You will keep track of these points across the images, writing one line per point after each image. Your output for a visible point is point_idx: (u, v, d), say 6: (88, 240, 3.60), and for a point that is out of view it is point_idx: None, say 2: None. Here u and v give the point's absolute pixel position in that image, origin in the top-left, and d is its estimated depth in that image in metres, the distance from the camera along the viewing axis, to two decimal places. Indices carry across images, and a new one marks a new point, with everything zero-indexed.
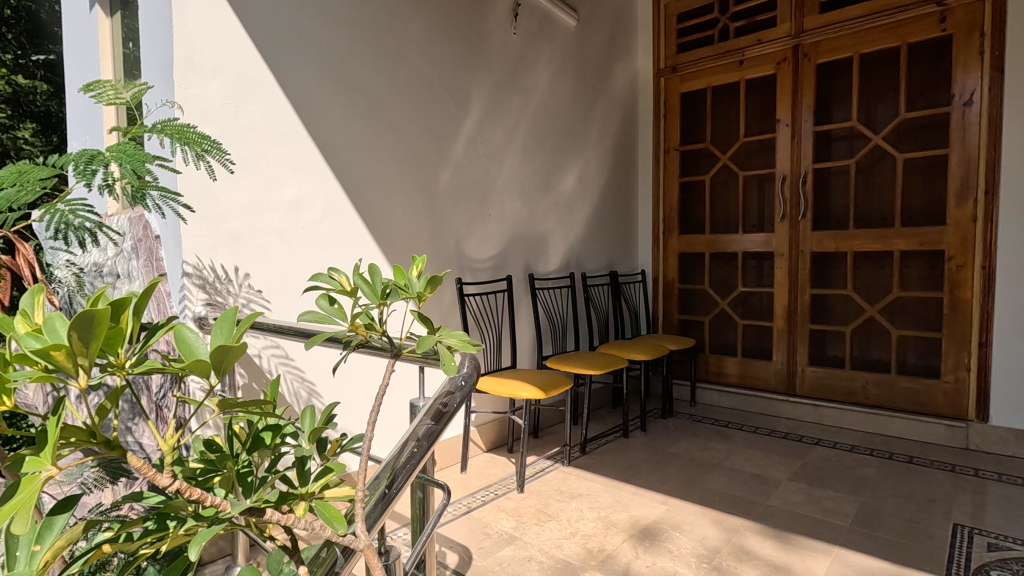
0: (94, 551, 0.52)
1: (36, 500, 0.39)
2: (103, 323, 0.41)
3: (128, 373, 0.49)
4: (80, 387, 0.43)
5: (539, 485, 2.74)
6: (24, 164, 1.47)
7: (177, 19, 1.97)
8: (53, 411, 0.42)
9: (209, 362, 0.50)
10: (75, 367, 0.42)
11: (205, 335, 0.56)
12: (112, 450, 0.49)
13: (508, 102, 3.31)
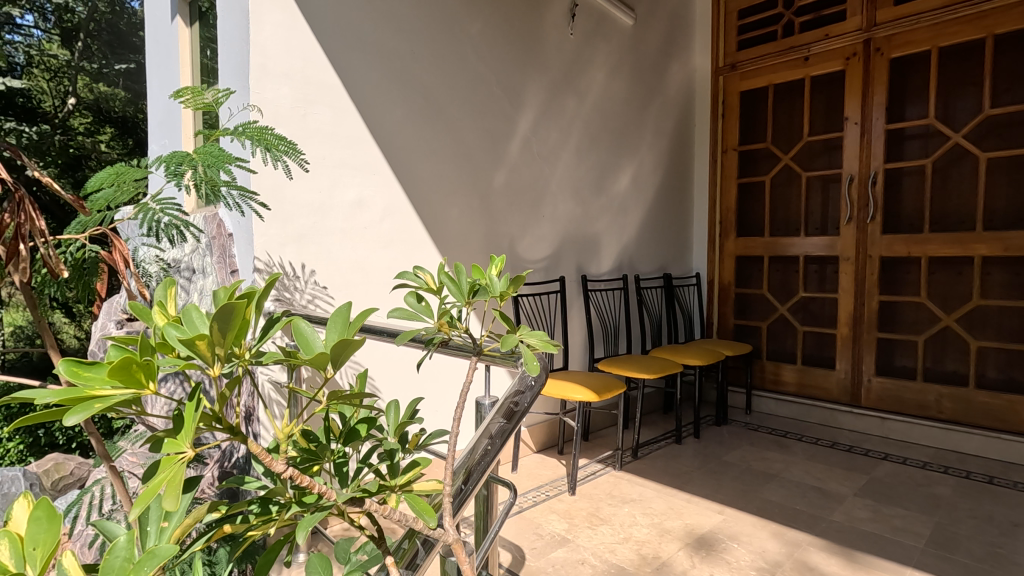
0: (215, 531, 0.58)
1: (182, 479, 0.42)
2: (239, 315, 0.44)
3: (249, 363, 0.52)
4: (214, 375, 0.46)
5: (590, 488, 2.73)
6: (121, 165, 1.56)
7: (253, 27, 2.08)
8: (190, 397, 0.45)
9: (328, 356, 0.52)
10: (213, 356, 0.45)
11: (320, 330, 0.59)
12: (235, 435, 0.52)
13: (563, 102, 3.30)
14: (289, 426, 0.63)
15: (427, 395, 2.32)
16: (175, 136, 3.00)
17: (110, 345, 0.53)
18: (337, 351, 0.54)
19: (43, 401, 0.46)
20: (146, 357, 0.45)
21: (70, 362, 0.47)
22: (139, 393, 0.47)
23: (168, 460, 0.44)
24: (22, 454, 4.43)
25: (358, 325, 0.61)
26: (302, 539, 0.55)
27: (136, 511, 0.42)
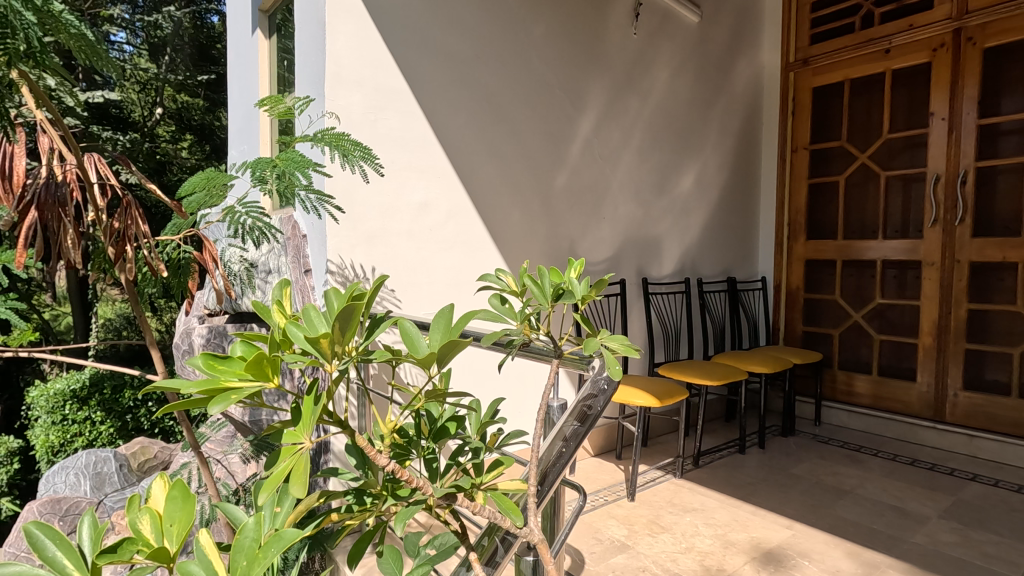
0: (324, 518, 0.62)
1: (308, 473, 0.45)
2: (358, 314, 0.49)
3: (358, 360, 0.56)
4: (331, 371, 0.50)
5: (650, 495, 2.68)
6: (212, 170, 1.66)
7: (330, 37, 2.18)
8: (308, 390, 0.49)
9: (434, 356, 0.55)
10: (333, 352, 0.50)
11: (424, 332, 0.61)
12: (343, 428, 0.58)
13: (625, 103, 3.26)
14: (391, 423, 0.67)
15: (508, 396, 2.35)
16: (254, 142, 3.19)
17: (237, 341, 0.58)
18: (446, 351, 0.57)
19: (186, 389, 0.51)
20: (272, 351, 0.49)
21: (208, 356, 0.51)
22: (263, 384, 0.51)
23: (290, 449, 0.48)
24: (112, 436, 4.83)
25: (464, 323, 0.62)
26: (400, 529, 0.58)
27: (265, 494, 0.46)
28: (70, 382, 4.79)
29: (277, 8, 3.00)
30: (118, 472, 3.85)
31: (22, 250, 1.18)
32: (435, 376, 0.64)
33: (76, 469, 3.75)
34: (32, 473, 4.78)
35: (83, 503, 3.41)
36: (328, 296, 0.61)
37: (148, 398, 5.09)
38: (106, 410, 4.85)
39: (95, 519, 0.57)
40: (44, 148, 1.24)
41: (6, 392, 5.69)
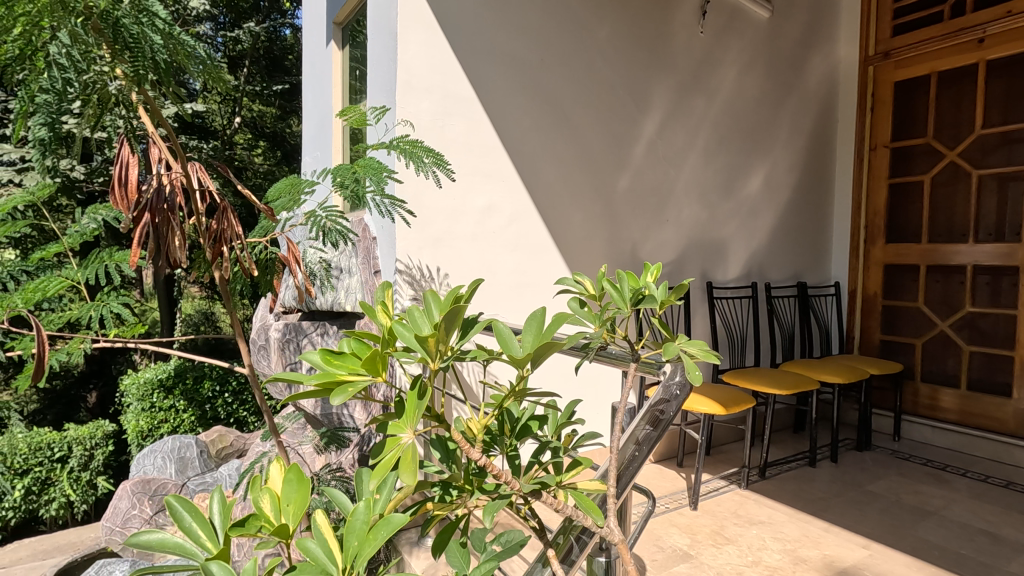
0: (421, 505, 0.66)
1: (416, 462, 0.49)
2: (461, 314, 0.53)
3: (456, 359, 0.59)
4: (434, 369, 0.55)
5: (713, 504, 2.61)
6: (295, 176, 1.79)
7: (401, 47, 2.28)
8: (414, 385, 0.53)
9: (528, 357, 0.58)
10: (439, 351, 0.55)
11: (517, 333, 0.63)
12: (440, 421, 0.62)
13: (691, 104, 3.19)
14: (481, 421, 0.70)
15: (587, 398, 2.40)
16: (326, 149, 3.37)
17: (349, 338, 0.62)
18: (541, 351, 0.59)
19: (304, 379, 0.56)
20: (383, 348, 0.53)
21: (325, 352, 0.56)
22: (371, 377, 0.55)
23: (394, 440, 0.52)
24: (193, 424, 5.19)
25: (555, 325, 0.64)
26: (489, 520, 0.62)
27: (377, 481, 0.50)
28: (157, 372, 5.18)
29: (350, 20, 3.14)
30: (199, 457, 4.15)
31: (137, 251, 1.30)
32: (528, 375, 0.66)
33: (162, 453, 4.06)
34: (124, 455, 5.21)
35: (169, 484, 3.69)
36: (426, 296, 0.65)
37: (225, 389, 5.44)
38: (188, 400, 5.21)
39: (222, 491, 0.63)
40: (155, 158, 1.35)
41: (103, 379, 6.22)
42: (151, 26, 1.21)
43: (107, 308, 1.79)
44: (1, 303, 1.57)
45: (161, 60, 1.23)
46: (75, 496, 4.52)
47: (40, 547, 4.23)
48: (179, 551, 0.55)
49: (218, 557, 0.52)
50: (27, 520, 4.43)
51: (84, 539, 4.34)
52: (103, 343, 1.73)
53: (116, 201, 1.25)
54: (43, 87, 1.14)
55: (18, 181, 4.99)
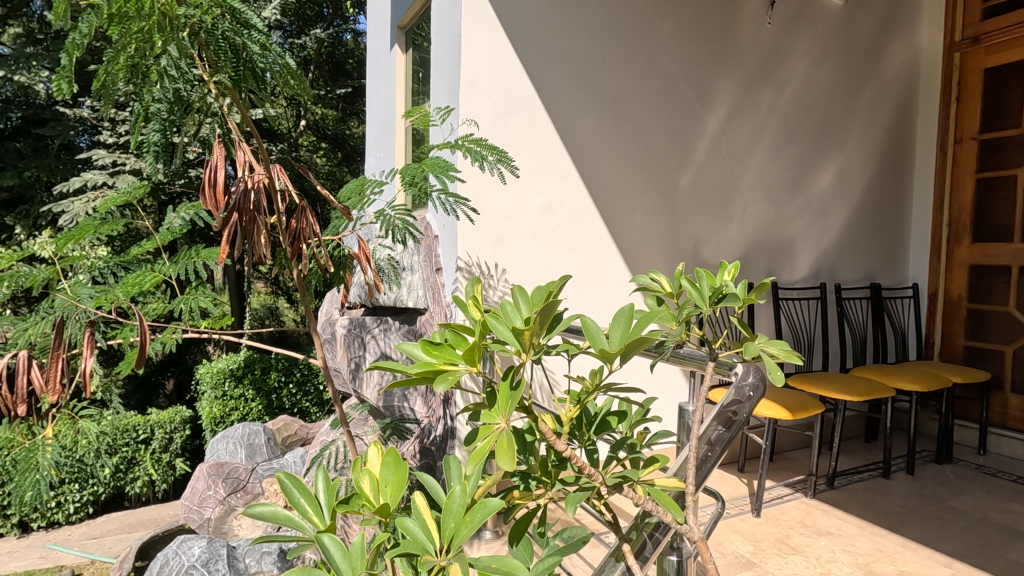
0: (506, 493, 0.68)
1: (513, 450, 0.52)
2: (553, 309, 0.56)
3: (542, 353, 0.61)
4: (524, 360, 0.58)
5: (778, 512, 2.52)
6: (364, 177, 1.89)
7: (465, 49, 2.34)
8: (505, 375, 0.56)
9: (614, 353, 0.60)
10: (530, 344, 0.58)
11: (606, 329, 0.64)
12: (528, 414, 0.64)
13: (757, 97, 3.07)
14: (574, 411, 0.71)
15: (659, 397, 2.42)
16: (390, 150, 3.49)
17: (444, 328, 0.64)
18: (629, 347, 0.61)
19: (403, 366, 0.60)
20: (483, 338, 0.56)
21: (424, 342, 0.59)
22: (467, 367, 0.58)
23: (487, 428, 0.55)
24: (261, 412, 5.48)
25: (642, 322, 0.65)
26: (572, 512, 0.64)
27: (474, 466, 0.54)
28: (229, 363, 5.49)
29: (413, 25, 3.23)
30: (267, 444, 4.38)
31: (226, 249, 1.38)
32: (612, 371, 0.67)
33: (233, 438, 4.32)
34: (199, 439, 5.56)
35: (240, 469, 3.91)
36: (514, 290, 0.68)
37: (290, 380, 5.70)
38: (256, 389, 5.48)
39: (324, 469, 0.67)
40: (239, 161, 1.41)
41: (180, 368, 6.66)
42: (250, 38, 1.30)
43: (196, 302, 1.94)
44: (106, 295, 1.69)
45: (257, 70, 1.33)
46: (157, 476, 4.87)
47: (127, 521, 4.59)
48: (291, 524, 0.59)
49: (325, 533, 0.56)
50: (115, 495, 4.82)
51: (164, 516, 4.67)
52: (192, 333, 1.86)
53: (207, 203, 1.37)
54: (157, 98, 1.25)
55: (112, 184, 5.42)
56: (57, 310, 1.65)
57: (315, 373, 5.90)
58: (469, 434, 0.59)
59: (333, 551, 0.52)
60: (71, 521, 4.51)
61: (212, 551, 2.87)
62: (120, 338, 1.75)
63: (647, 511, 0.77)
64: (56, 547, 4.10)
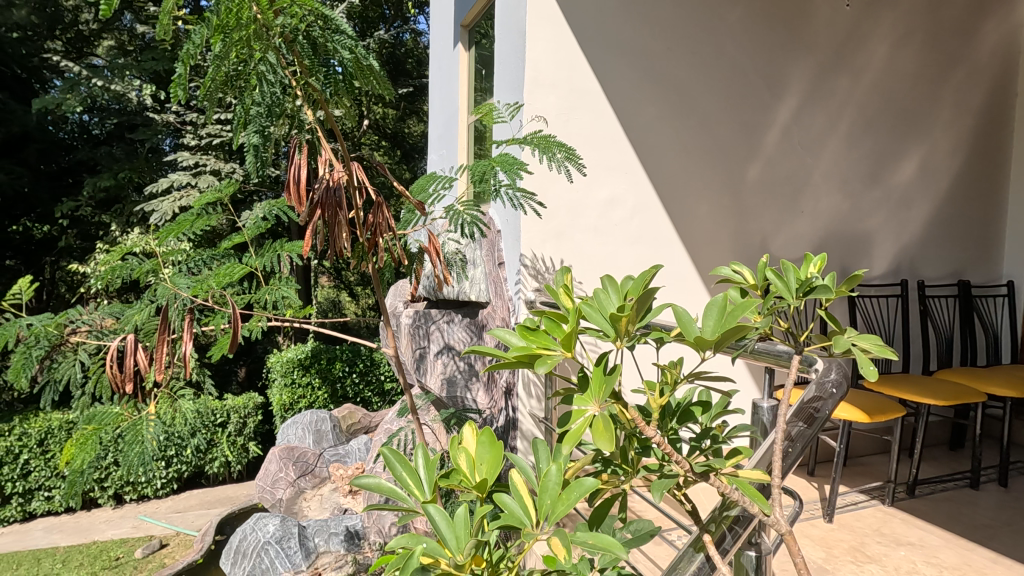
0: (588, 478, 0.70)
1: (611, 430, 0.55)
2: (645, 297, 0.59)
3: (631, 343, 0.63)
4: (618, 347, 0.62)
5: (851, 519, 2.41)
6: (434, 173, 1.95)
7: (529, 45, 2.36)
8: (598, 361, 0.60)
9: (709, 342, 0.62)
10: (624, 332, 0.61)
11: (699, 319, 0.66)
12: (615, 399, 0.66)
13: (833, 84, 2.92)
14: (662, 399, 0.73)
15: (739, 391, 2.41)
16: (453, 148, 3.58)
17: (539, 315, 0.67)
18: (725, 335, 0.63)
19: (500, 350, 0.64)
20: (580, 324, 0.59)
21: (522, 328, 0.63)
22: (561, 352, 0.61)
23: (581, 412, 0.59)
24: (326, 401, 5.73)
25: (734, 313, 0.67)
26: (658, 497, 0.66)
27: (570, 447, 0.57)
28: (298, 353, 5.77)
29: (476, 23, 3.28)
30: (333, 431, 4.60)
31: (309, 243, 1.45)
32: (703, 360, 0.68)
33: (302, 424, 4.56)
34: (269, 425, 5.89)
35: (309, 453, 4.13)
36: (604, 280, 0.71)
37: (353, 370, 5.94)
38: (322, 377, 5.73)
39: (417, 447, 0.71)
40: (324, 161, 1.47)
41: (250, 357, 7.05)
42: (340, 43, 1.38)
43: (280, 293, 2.07)
44: (201, 286, 1.83)
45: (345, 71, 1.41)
46: (232, 457, 5.20)
47: (206, 497, 4.93)
48: (395, 494, 0.65)
49: (428, 505, 0.61)
50: (196, 474, 5.18)
51: (239, 494, 4.98)
52: (275, 322, 2.00)
53: (292, 200, 1.45)
54: (256, 101, 1.35)
55: (194, 184, 5.82)
56: (159, 299, 1.80)
57: (377, 364, 6.11)
58: (564, 417, 0.63)
59: (438, 518, 0.57)
60: (158, 496, 4.89)
61: (285, 529, 3.03)
62: (213, 325, 1.91)
63: (727, 505, 0.76)
64: (146, 518, 4.46)
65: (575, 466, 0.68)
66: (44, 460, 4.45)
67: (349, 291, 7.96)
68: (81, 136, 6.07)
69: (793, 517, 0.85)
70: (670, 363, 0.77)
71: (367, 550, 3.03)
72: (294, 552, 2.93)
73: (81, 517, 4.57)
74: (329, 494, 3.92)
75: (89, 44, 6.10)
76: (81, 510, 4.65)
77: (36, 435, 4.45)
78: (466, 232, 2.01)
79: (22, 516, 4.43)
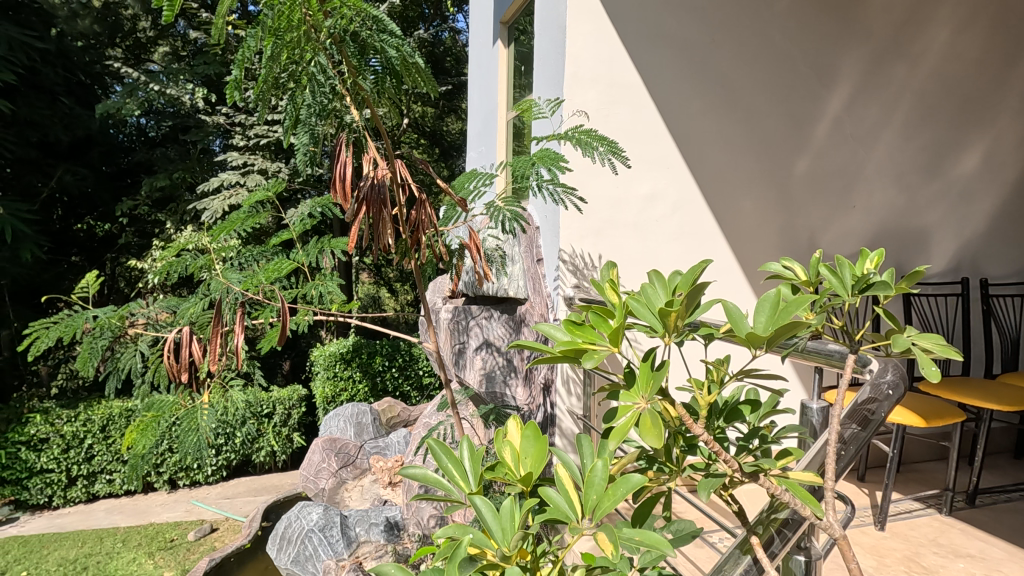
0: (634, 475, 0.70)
1: (660, 426, 0.55)
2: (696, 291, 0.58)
3: (680, 339, 0.62)
4: (666, 342, 0.62)
5: (905, 528, 2.30)
6: (476, 170, 1.96)
7: (569, 39, 2.34)
8: (646, 358, 0.59)
9: (762, 338, 0.61)
10: (674, 326, 0.61)
11: (750, 315, 0.65)
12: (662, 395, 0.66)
13: (888, 73, 2.79)
14: (710, 397, 0.72)
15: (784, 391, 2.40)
16: (492, 145, 3.59)
17: (586, 311, 0.67)
18: (778, 332, 0.61)
19: (545, 344, 0.64)
20: (627, 319, 0.59)
21: (568, 323, 0.63)
22: (608, 347, 0.61)
23: (627, 408, 0.59)
24: (367, 394, 5.86)
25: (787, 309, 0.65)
26: (705, 496, 0.65)
27: (615, 443, 0.57)
28: (340, 347, 5.91)
29: (516, 19, 3.27)
30: (373, 424, 4.70)
31: (354, 239, 1.48)
32: (754, 358, 0.67)
33: (344, 417, 4.68)
34: (312, 416, 6.06)
35: (350, 445, 4.23)
36: (651, 276, 0.70)
37: (392, 364, 6.05)
38: (363, 371, 5.86)
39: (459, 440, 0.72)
40: (369, 159, 1.50)
41: (294, 351, 7.27)
42: (388, 42, 1.41)
43: (326, 288, 2.13)
44: (252, 280, 1.90)
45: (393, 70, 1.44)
46: (278, 447, 5.39)
47: (254, 485, 5.13)
48: (442, 486, 0.66)
49: (475, 496, 0.62)
50: (243, 462, 5.39)
51: (284, 483, 5.16)
52: (321, 316, 2.06)
53: (338, 197, 1.48)
54: (306, 101, 1.39)
55: (243, 183, 6.04)
56: (211, 293, 1.88)
57: (416, 359, 6.20)
58: (610, 412, 0.63)
59: (485, 509, 0.58)
60: (209, 482, 5.11)
61: (328, 517, 3.12)
62: (263, 318, 1.98)
63: (775, 507, 0.74)
64: (198, 503, 4.67)
65: (619, 463, 0.68)
66: (106, 445, 4.72)
67: (389, 287, 8.11)
68: (139, 139, 6.42)
69: (843, 522, 0.83)
70: (717, 361, 0.75)
71: (406, 541, 3.09)
72: (336, 540, 3.02)
73: (139, 499, 4.82)
74: (370, 485, 4.01)
75: (146, 51, 6.43)
76: (139, 493, 4.91)
77: (99, 421, 4.70)
78: (508, 228, 2.01)
79: (86, 497, 4.71)
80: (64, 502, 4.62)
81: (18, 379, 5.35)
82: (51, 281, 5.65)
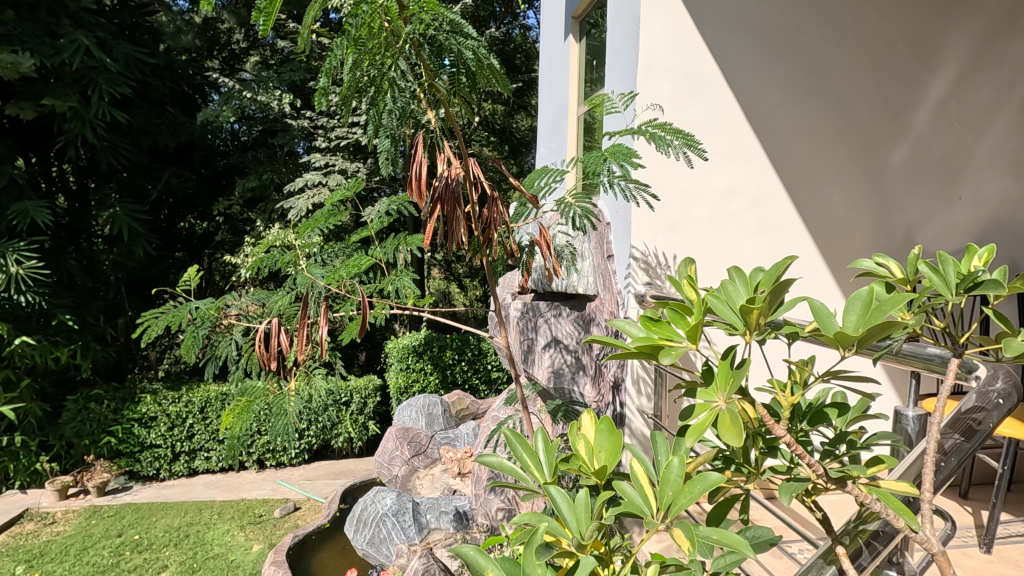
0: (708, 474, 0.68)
1: (739, 423, 0.54)
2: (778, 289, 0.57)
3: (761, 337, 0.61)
4: (747, 340, 0.60)
5: (1017, 553, 2.08)
6: (546, 166, 1.96)
7: (643, 31, 2.30)
8: (725, 356, 0.58)
9: (854, 337, 0.58)
10: (756, 324, 0.59)
11: (840, 314, 0.62)
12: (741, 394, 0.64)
13: (1007, 45, 2.47)
14: (793, 398, 0.68)
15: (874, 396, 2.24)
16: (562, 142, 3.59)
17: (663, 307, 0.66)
18: (871, 332, 0.58)
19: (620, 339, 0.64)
20: (706, 317, 0.58)
21: (644, 318, 0.63)
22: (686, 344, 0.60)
23: (705, 405, 0.58)
24: (437, 386, 6.04)
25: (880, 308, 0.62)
26: (787, 500, 0.62)
27: (692, 441, 0.56)
28: (412, 340, 6.11)
29: (587, 14, 3.25)
30: (443, 415, 4.84)
31: (429, 237, 1.54)
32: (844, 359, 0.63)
33: (416, 407, 4.85)
34: (386, 406, 6.31)
35: (421, 435, 4.38)
36: (732, 272, 0.69)
37: (462, 358, 6.20)
38: (434, 364, 6.04)
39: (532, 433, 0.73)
40: (444, 158, 1.55)
41: (370, 343, 7.61)
42: (464, 44, 1.44)
43: (402, 283, 2.22)
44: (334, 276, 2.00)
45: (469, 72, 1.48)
46: (354, 433, 5.66)
47: (333, 469, 5.43)
48: (517, 474, 0.68)
49: (549, 485, 0.64)
50: (324, 446, 5.72)
51: (360, 468, 5.42)
52: (397, 310, 2.15)
53: (414, 195, 1.53)
54: (388, 105, 1.47)
55: (325, 182, 6.37)
56: (298, 288, 2.01)
57: (484, 353, 6.31)
58: (687, 409, 0.62)
59: (559, 499, 0.59)
60: (293, 463, 5.46)
61: (400, 503, 3.25)
62: (344, 311, 2.09)
63: (865, 518, 0.70)
64: (284, 483, 5.00)
65: (696, 461, 0.67)
66: (205, 425, 5.15)
67: (458, 282, 8.30)
68: (233, 143, 6.92)
69: (943, 538, 0.77)
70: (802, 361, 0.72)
71: (474, 531, 3.16)
72: (408, 525, 3.15)
73: (233, 476, 5.23)
74: (440, 474, 4.13)
75: (240, 61, 7.03)
76: (232, 471, 5.33)
77: (199, 403, 5.16)
78: (579, 225, 2.00)
79: (188, 472, 5.16)
80: (169, 475, 5.10)
81: (132, 362, 5.95)
82: (160, 275, 6.24)
